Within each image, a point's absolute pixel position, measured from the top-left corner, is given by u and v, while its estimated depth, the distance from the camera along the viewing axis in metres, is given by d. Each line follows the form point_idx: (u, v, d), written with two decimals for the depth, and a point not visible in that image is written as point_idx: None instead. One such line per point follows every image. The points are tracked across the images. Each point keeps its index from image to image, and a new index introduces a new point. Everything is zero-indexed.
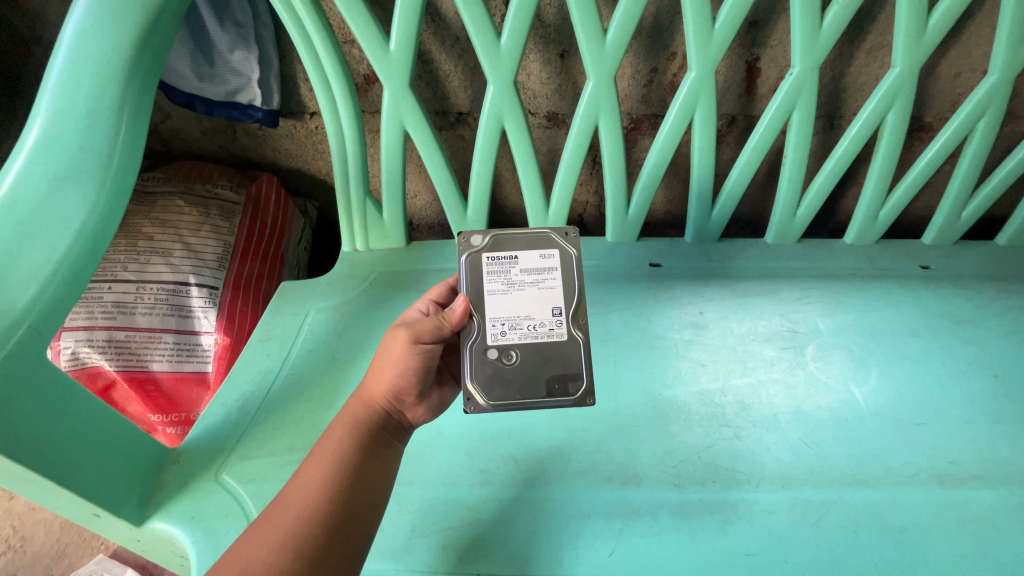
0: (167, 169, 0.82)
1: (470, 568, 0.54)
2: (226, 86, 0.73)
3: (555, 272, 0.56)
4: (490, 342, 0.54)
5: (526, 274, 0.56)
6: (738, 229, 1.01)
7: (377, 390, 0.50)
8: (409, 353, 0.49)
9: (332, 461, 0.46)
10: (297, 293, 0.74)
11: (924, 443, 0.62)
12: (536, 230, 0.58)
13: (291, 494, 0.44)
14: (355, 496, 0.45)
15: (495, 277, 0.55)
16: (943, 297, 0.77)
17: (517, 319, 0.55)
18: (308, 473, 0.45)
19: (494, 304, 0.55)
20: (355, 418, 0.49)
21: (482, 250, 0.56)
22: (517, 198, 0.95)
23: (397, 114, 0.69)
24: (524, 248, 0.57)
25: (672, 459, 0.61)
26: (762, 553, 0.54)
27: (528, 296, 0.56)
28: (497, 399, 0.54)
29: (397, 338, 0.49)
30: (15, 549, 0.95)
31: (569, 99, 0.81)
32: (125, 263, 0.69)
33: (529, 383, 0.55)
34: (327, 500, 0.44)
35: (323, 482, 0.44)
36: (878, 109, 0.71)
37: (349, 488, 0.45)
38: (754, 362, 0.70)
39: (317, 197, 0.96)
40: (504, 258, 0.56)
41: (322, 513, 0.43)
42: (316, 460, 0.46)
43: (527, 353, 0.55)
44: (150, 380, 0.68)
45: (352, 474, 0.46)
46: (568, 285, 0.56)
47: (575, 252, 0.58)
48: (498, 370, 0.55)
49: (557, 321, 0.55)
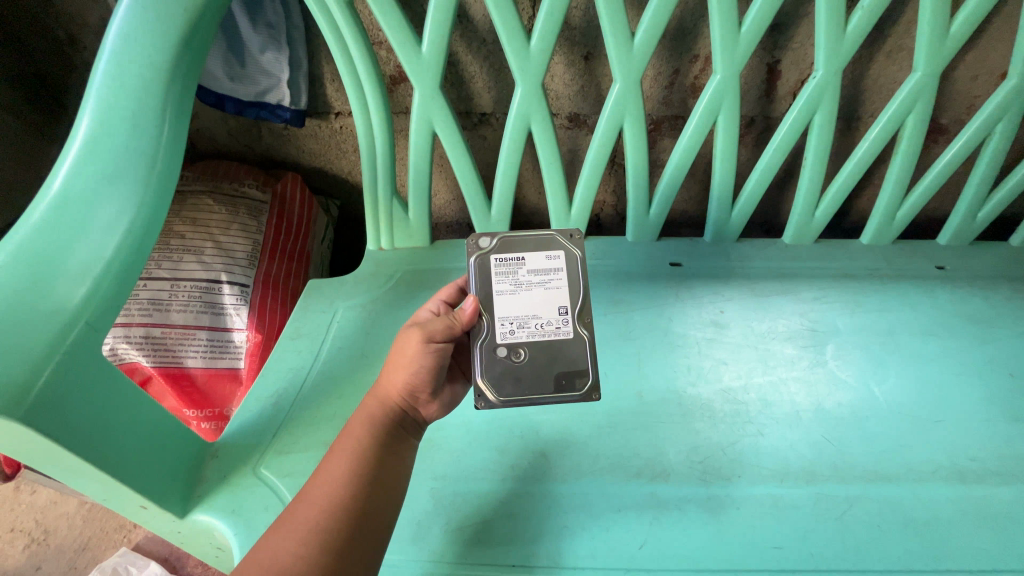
0: (196, 168, 0.83)
1: (503, 560, 0.55)
2: (256, 86, 0.74)
3: (561, 272, 0.58)
4: (499, 340, 0.55)
5: (534, 274, 0.57)
6: (753, 229, 1.02)
7: (390, 389, 0.51)
8: (421, 353, 0.50)
9: (350, 458, 0.47)
10: (324, 291, 0.75)
11: (942, 440, 0.64)
12: (541, 232, 0.59)
13: (312, 491, 0.45)
14: (374, 492, 0.46)
15: (502, 278, 0.56)
16: (959, 297, 0.79)
17: (523, 318, 0.56)
18: (327, 471, 0.46)
19: (502, 303, 0.56)
20: (371, 416, 0.50)
21: (490, 251, 0.58)
22: (536, 197, 0.96)
23: (426, 116, 0.70)
24: (530, 249, 0.58)
25: (698, 455, 0.62)
26: (789, 547, 0.55)
27: (535, 296, 0.57)
28: (507, 395, 0.55)
29: (410, 338, 0.51)
30: (39, 542, 0.97)
31: (591, 100, 0.82)
32: (159, 261, 0.71)
33: (539, 380, 0.56)
34: (348, 495, 0.45)
35: (343, 477, 0.46)
36: (899, 112, 0.72)
37: (368, 484, 0.46)
38: (775, 360, 0.71)
39: (338, 196, 0.97)
40: (510, 259, 0.57)
41: (343, 508, 0.44)
42: (335, 457, 0.47)
43: (534, 351, 0.56)
44: (185, 376, 0.69)
45: (370, 470, 0.47)
46: (572, 286, 0.58)
47: (580, 253, 0.59)
48: (507, 367, 0.56)
49: (563, 319, 0.56)
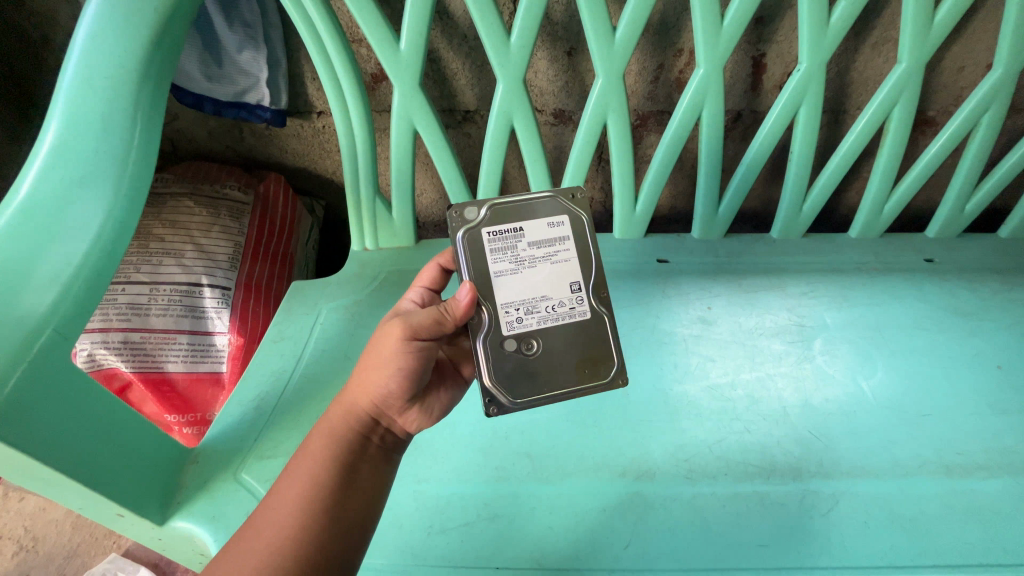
0: (176, 170, 0.82)
1: (487, 562, 0.54)
2: (234, 86, 0.73)
3: (565, 240, 0.56)
4: (507, 332, 0.53)
5: (536, 247, 0.55)
6: (742, 224, 1.02)
7: (361, 390, 0.49)
8: (402, 347, 0.47)
9: (315, 468, 0.45)
10: (308, 293, 0.75)
11: (930, 434, 0.63)
12: (538, 195, 0.57)
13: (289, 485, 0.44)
14: (338, 505, 0.43)
15: (501, 256, 0.54)
16: (948, 290, 0.78)
17: (533, 301, 0.54)
18: (288, 482, 0.44)
19: (504, 285, 0.53)
20: (340, 422, 0.48)
21: (481, 224, 0.55)
22: (523, 195, 0.95)
23: (407, 113, 0.69)
24: (528, 219, 0.55)
25: (685, 454, 0.62)
26: (775, 544, 0.55)
27: (541, 272, 0.55)
28: (521, 396, 0.54)
29: (388, 330, 0.47)
30: (28, 549, 0.96)
31: (576, 96, 0.82)
32: (138, 265, 0.70)
33: (557, 370, 0.55)
34: (310, 509, 0.42)
35: (304, 489, 0.43)
36: (884, 104, 0.72)
37: (333, 496, 0.43)
38: (763, 356, 0.71)
39: (324, 196, 0.96)
40: (509, 232, 0.54)
41: (304, 524, 0.41)
42: (297, 467, 0.45)
43: (549, 336, 0.55)
44: (166, 381, 0.68)
45: (335, 481, 0.44)
46: (580, 255, 0.56)
47: (585, 216, 0.57)
48: (520, 361, 0.54)
49: (576, 297, 0.55)
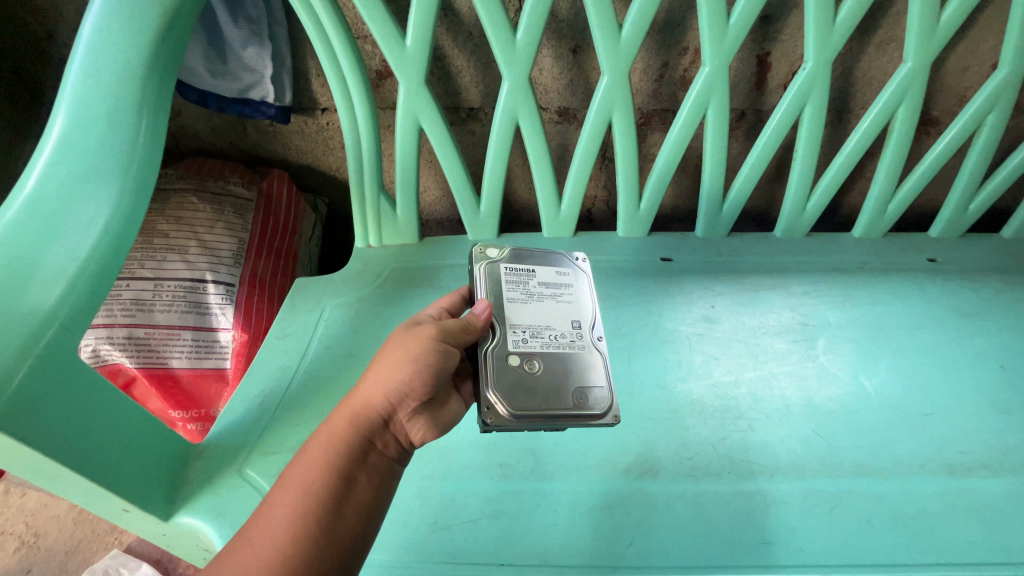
0: (180, 166, 0.82)
1: (491, 559, 0.54)
2: (238, 83, 0.72)
3: (571, 286, 0.60)
4: (512, 348, 0.53)
5: (544, 287, 0.59)
6: (745, 223, 1.02)
7: (373, 392, 0.45)
8: (430, 349, 0.46)
9: (318, 476, 0.41)
10: (311, 290, 0.75)
11: (932, 433, 0.63)
12: (549, 250, 0.63)
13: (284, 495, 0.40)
14: (336, 519, 0.40)
15: (515, 287, 0.57)
16: (950, 290, 0.78)
17: (537, 328, 0.56)
18: (284, 492, 0.41)
19: (514, 310, 0.56)
20: (347, 426, 0.44)
21: (500, 260, 0.59)
22: (526, 193, 0.95)
23: (412, 110, 0.69)
24: (540, 263, 0.60)
25: (688, 452, 0.62)
26: (778, 542, 0.55)
27: (548, 307, 0.58)
28: (521, 407, 0.50)
29: (416, 332, 0.47)
30: (29, 545, 0.96)
31: (580, 94, 0.82)
32: (142, 260, 0.70)
33: (555, 392, 0.53)
34: (308, 521, 0.39)
35: (301, 498, 0.40)
36: (889, 104, 0.72)
37: (333, 509, 0.40)
38: (766, 355, 0.71)
39: (327, 193, 0.96)
40: (523, 270, 0.59)
41: (297, 538, 0.38)
42: (295, 474, 0.42)
43: (549, 363, 0.54)
44: (170, 377, 0.68)
45: (336, 492, 0.41)
46: (584, 300, 0.60)
47: (588, 276, 0.62)
48: (521, 377, 0.52)
49: (577, 333, 0.57)
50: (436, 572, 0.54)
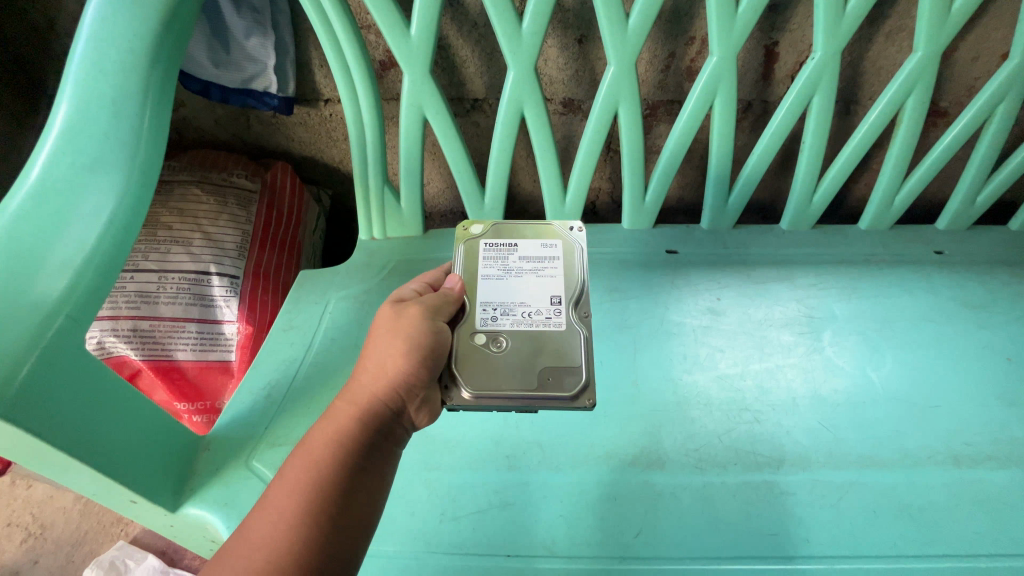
0: (183, 157, 0.82)
1: (498, 549, 0.55)
2: (242, 73, 0.72)
3: (555, 260, 0.59)
4: (479, 326, 0.54)
5: (525, 262, 0.59)
6: (750, 215, 1.02)
7: (365, 377, 0.47)
8: (413, 328, 0.48)
9: (321, 462, 0.41)
10: (316, 282, 0.75)
11: (939, 424, 0.63)
12: (540, 224, 0.63)
13: (292, 475, 0.41)
14: (342, 504, 0.40)
15: (491, 262, 0.59)
16: (957, 283, 0.78)
17: (510, 304, 0.56)
18: (288, 481, 0.40)
19: (488, 286, 0.57)
20: (346, 413, 0.45)
21: (481, 239, 0.61)
22: (531, 185, 0.95)
23: (417, 101, 0.69)
24: (525, 239, 0.61)
25: (694, 443, 0.62)
26: (784, 534, 0.55)
27: (527, 282, 0.58)
28: (479, 391, 0.51)
29: (399, 313, 0.49)
30: (36, 536, 0.97)
31: (586, 85, 0.81)
32: (146, 252, 0.69)
33: (520, 372, 0.52)
34: (313, 508, 0.39)
35: (305, 486, 0.40)
36: (899, 94, 0.71)
37: (338, 493, 0.40)
38: (772, 347, 0.71)
39: (330, 185, 0.95)
40: (503, 246, 0.60)
41: (306, 526, 0.38)
42: (296, 464, 0.41)
43: (519, 339, 0.54)
44: (175, 369, 0.68)
45: (340, 477, 0.41)
46: (567, 275, 0.58)
47: (579, 248, 0.61)
48: (485, 357, 0.53)
49: (555, 309, 0.55)
50: (443, 562, 0.54)
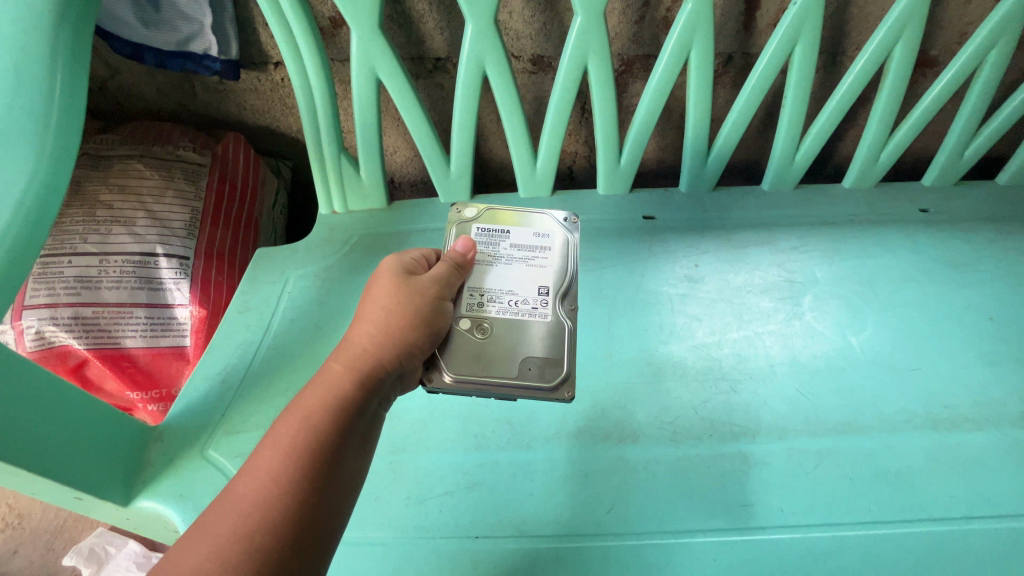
0: (123, 130, 0.76)
1: (466, 531, 0.53)
2: (176, 34, 0.66)
3: (547, 250, 0.56)
4: (464, 312, 0.52)
5: (517, 249, 0.56)
6: (732, 177, 0.98)
7: (363, 340, 0.44)
8: (420, 297, 0.47)
9: (315, 423, 0.38)
10: (274, 261, 0.71)
11: (918, 387, 0.62)
12: (534, 211, 0.59)
13: (280, 431, 0.37)
14: (334, 469, 0.37)
15: (483, 248, 0.56)
16: (941, 241, 0.75)
17: (498, 291, 0.53)
18: (279, 438, 0.37)
19: (478, 271, 0.54)
20: (343, 374, 0.42)
21: (473, 221, 0.58)
22: (502, 150, 0.90)
23: (368, 60, 0.63)
24: (517, 225, 0.57)
25: (669, 415, 0.60)
26: (759, 504, 0.54)
27: (516, 270, 0.55)
28: (460, 376, 0.49)
29: (403, 281, 0.47)
30: (14, 526, 0.95)
31: (555, 39, 0.75)
32: (85, 235, 0.65)
33: (502, 361, 0.50)
34: (304, 472, 0.35)
35: (295, 448, 0.36)
36: (885, 41, 0.67)
37: (329, 455, 0.37)
38: (751, 314, 0.68)
39: (290, 156, 0.90)
40: (495, 231, 0.57)
41: (294, 488, 0.34)
42: (284, 427, 0.38)
43: (502, 327, 0.52)
44: (125, 357, 0.65)
45: (333, 442, 0.37)
46: (558, 266, 0.55)
47: (573, 240, 0.58)
48: (468, 342, 0.51)
49: (542, 300, 0.53)
50: (411, 547, 0.52)
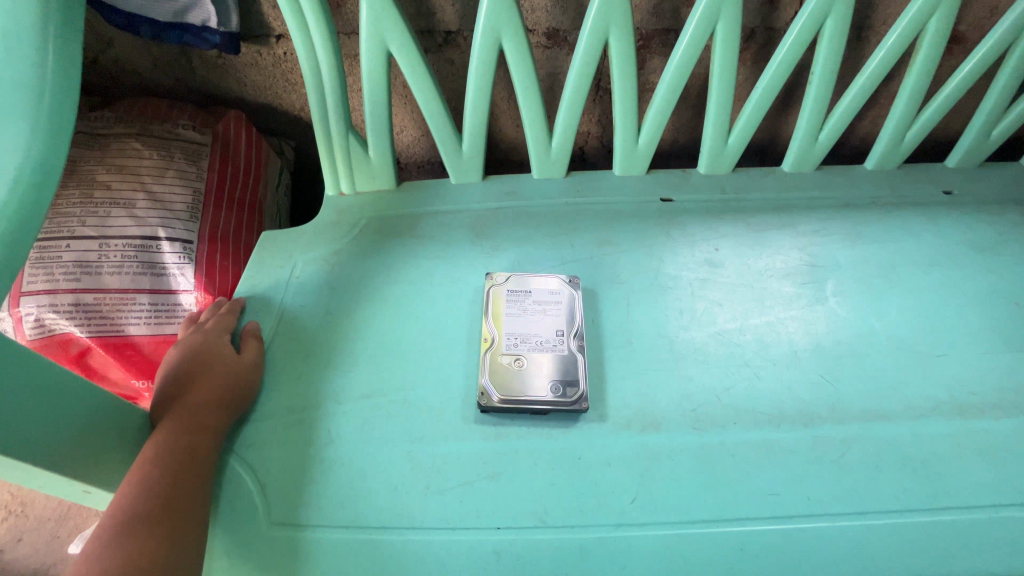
0: (118, 107, 0.72)
1: (487, 522, 0.52)
2: (172, 3, 0.62)
3: (561, 301, 0.64)
4: (505, 349, 0.60)
5: (536, 304, 0.64)
6: (747, 158, 0.95)
7: (187, 402, 0.51)
8: (230, 364, 0.56)
9: (130, 480, 0.45)
10: (281, 244, 0.68)
11: (943, 374, 0.61)
12: (548, 273, 0.67)
13: (121, 492, 0.44)
14: (177, 516, 0.44)
15: (511, 305, 0.63)
16: (965, 224, 0.74)
17: (525, 333, 0.61)
18: (120, 497, 0.44)
19: (508, 323, 0.62)
20: (158, 437, 0.48)
21: (503, 284, 0.65)
22: (513, 130, 0.87)
23: (378, 32, 0.60)
24: (535, 283, 0.65)
25: (691, 403, 0.59)
26: (784, 493, 0.53)
27: (536, 320, 0.62)
28: (507, 399, 0.57)
29: (203, 352, 0.55)
30: (17, 514, 0.94)
31: (571, 12, 0.72)
32: (83, 217, 0.62)
33: (536, 387, 0.58)
34: (144, 519, 0.43)
35: (125, 507, 0.43)
36: (919, 15, 0.64)
37: (160, 504, 0.44)
38: (773, 299, 0.67)
39: (294, 136, 0.87)
40: (518, 290, 0.64)
41: (148, 537, 0.42)
42: (126, 487, 0.45)
43: (531, 359, 0.60)
44: (129, 345, 0.63)
45: (162, 491, 0.45)
46: (570, 312, 0.63)
47: (579, 293, 0.65)
48: (510, 374, 0.59)
49: (560, 340, 0.61)
50: (430, 538, 0.51)
